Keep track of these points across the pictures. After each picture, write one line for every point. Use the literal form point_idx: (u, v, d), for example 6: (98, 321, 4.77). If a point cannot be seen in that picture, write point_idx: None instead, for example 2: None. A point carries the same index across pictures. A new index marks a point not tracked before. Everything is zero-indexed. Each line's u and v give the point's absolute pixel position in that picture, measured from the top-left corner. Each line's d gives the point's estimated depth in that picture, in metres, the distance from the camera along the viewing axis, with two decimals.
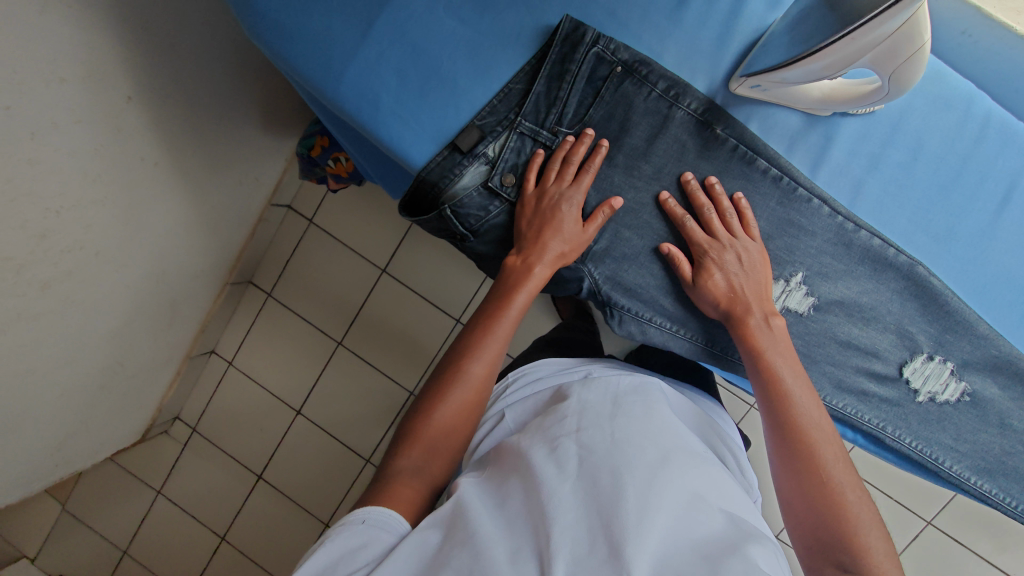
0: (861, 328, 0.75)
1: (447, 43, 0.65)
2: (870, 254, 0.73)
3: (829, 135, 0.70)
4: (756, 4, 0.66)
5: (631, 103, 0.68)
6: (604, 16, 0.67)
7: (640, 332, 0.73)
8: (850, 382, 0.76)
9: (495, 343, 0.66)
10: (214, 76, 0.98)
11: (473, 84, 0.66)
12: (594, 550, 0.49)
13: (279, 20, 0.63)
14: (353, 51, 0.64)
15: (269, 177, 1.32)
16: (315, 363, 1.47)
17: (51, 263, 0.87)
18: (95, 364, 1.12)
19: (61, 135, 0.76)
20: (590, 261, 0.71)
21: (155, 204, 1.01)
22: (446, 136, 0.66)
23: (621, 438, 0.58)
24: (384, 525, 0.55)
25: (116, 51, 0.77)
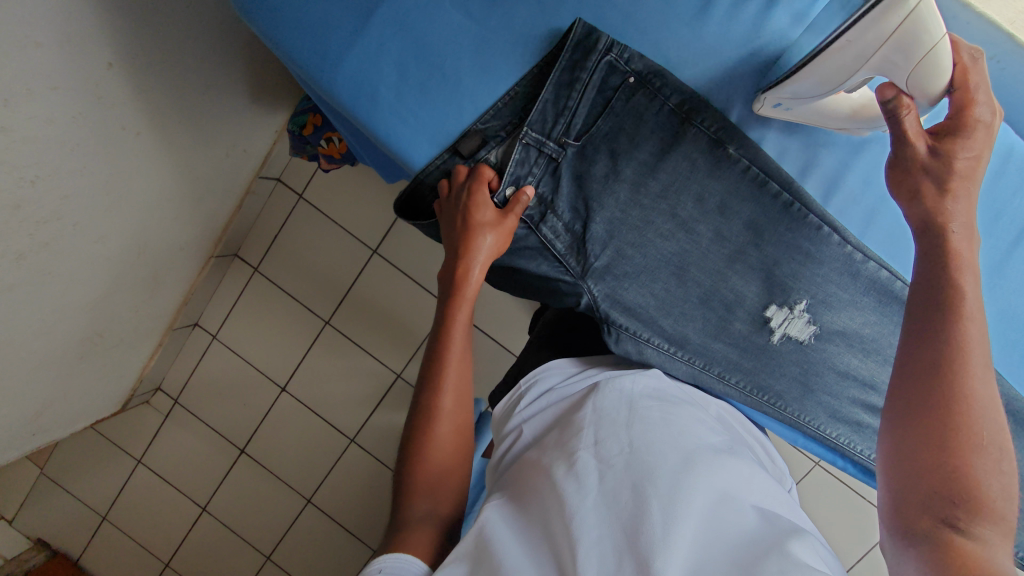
0: (862, 360, 0.74)
1: (455, 40, 0.64)
2: (875, 286, 0.71)
3: (845, 161, 0.69)
4: (780, 18, 0.65)
5: (641, 116, 0.67)
6: (620, 20, 0.65)
7: (636, 351, 0.70)
8: (846, 412, 0.75)
9: (451, 368, 0.67)
10: (202, 42, 0.93)
11: (479, 85, 0.65)
12: (622, 572, 0.45)
13: (283, 8, 0.62)
14: (356, 45, 0.63)
15: (259, 148, 1.28)
16: (302, 341, 1.45)
17: (27, 234, 0.83)
18: (72, 336, 1.08)
19: (34, 101, 0.71)
20: (590, 278, 0.69)
21: (137, 174, 0.97)
22: (446, 138, 0.67)
23: (640, 445, 0.55)
24: (399, 570, 0.53)
25: (96, 14, 0.72)
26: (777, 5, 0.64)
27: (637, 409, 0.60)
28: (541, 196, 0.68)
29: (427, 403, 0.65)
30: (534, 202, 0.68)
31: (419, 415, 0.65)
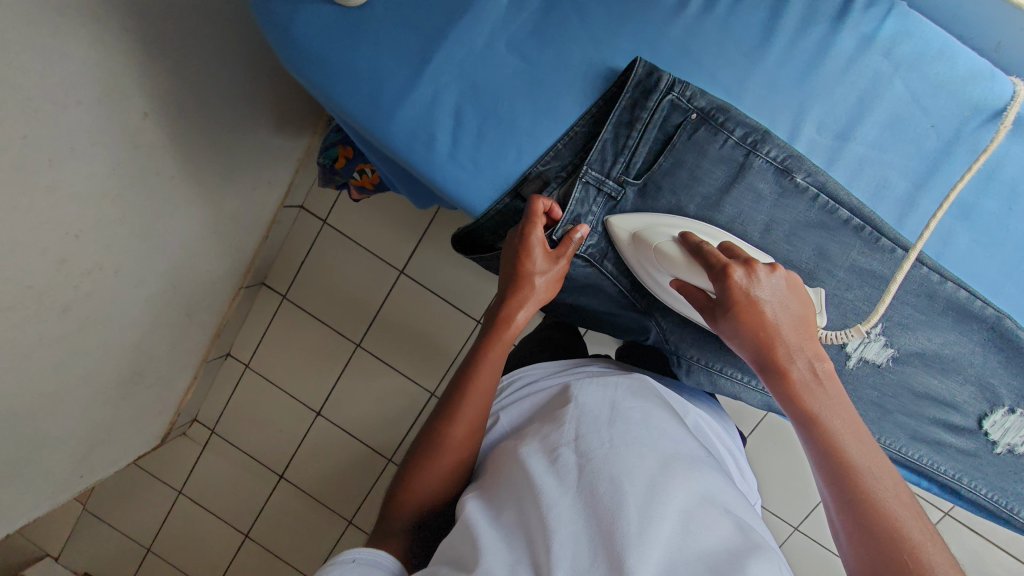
0: (940, 380, 0.67)
1: (506, 81, 0.57)
2: (953, 306, 0.65)
3: (921, 183, 0.61)
4: (847, 42, 0.58)
5: (703, 152, 0.60)
6: (678, 52, 0.58)
7: (709, 381, 0.69)
8: (925, 433, 0.68)
9: (473, 402, 0.64)
10: (230, 83, 0.93)
11: (536, 125, 0.58)
12: (595, 567, 0.47)
13: (324, 56, 0.54)
14: (405, 92, 0.56)
15: (282, 178, 1.28)
16: (335, 365, 1.45)
17: (72, 286, 0.84)
18: (114, 379, 1.09)
19: (76, 160, 0.71)
20: (657, 312, 0.67)
21: (172, 218, 0.97)
22: (506, 182, 0.59)
23: (620, 443, 0.56)
24: (372, 564, 0.57)
25: (131, 67, 0.73)
26: (845, 27, 0.58)
27: (619, 409, 0.61)
28: (603, 234, 0.63)
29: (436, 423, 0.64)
30: (596, 239, 0.63)
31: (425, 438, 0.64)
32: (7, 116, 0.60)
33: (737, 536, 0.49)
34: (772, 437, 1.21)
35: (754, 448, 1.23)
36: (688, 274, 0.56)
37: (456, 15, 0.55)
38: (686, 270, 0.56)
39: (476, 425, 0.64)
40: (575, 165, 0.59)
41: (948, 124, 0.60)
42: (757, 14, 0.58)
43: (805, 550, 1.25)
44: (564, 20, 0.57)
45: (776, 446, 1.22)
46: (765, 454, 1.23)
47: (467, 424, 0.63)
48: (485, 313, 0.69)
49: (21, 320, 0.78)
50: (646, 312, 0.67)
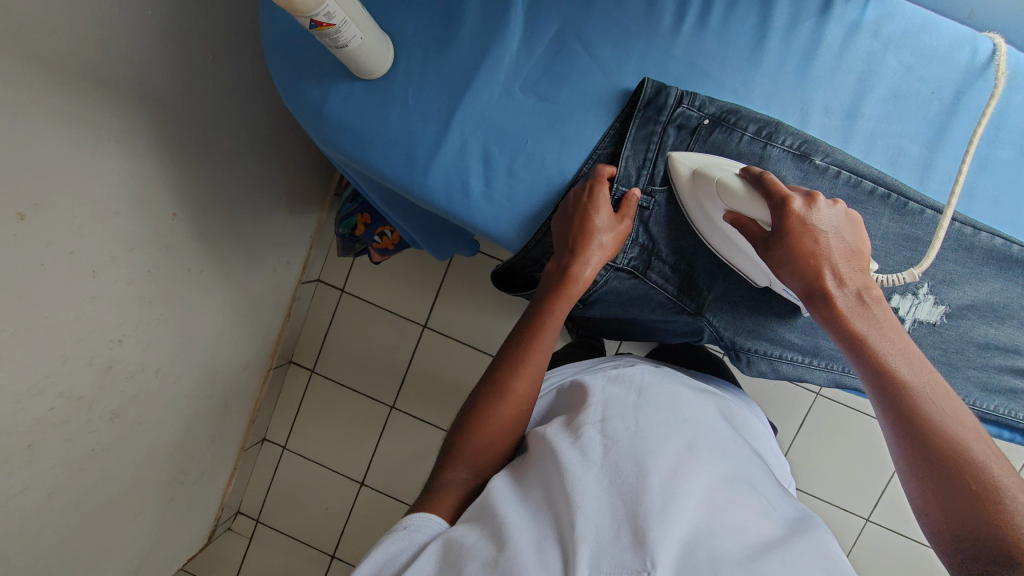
0: (998, 327, 0.67)
1: (528, 119, 0.60)
2: (994, 254, 0.65)
3: (932, 145, 0.64)
4: (836, 31, 0.62)
5: (723, 153, 0.62)
6: (683, 68, 0.61)
7: (771, 369, 0.69)
8: (995, 382, 0.68)
9: (537, 359, 0.63)
10: (247, 175, 0.97)
11: (561, 155, 0.61)
12: (619, 538, 0.46)
13: (360, 128, 0.58)
14: (435, 143, 0.59)
15: (299, 256, 1.31)
16: (372, 431, 1.44)
17: (119, 391, 0.85)
18: (160, 481, 1.08)
19: (116, 267, 0.74)
20: (708, 311, 0.67)
21: (203, 310, 0.99)
22: (541, 212, 0.62)
23: (645, 429, 0.56)
24: (423, 528, 0.52)
25: (162, 174, 0.77)
26: (831, 19, 0.62)
27: (644, 396, 0.62)
28: (642, 245, 0.65)
29: (486, 394, 0.62)
30: (636, 251, 0.65)
31: (489, 391, 0.62)
32: (56, 234, 0.63)
33: (771, 524, 0.49)
34: (822, 428, 1.20)
35: (809, 441, 1.21)
36: (745, 208, 0.55)
37: (474, 69, 0.59)
38: (747, 203, 0.55)
39: (537, 383, 0.64)
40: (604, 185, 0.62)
41: (946, 89, 0.63)
42: (748, 20, 0.61)
43: (883, 541, 1.21)
44: (573, 56, 0.60)
45: (827, 436, 1.20)
46: (819, 447, 1.21)
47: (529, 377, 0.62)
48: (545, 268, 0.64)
49: (72, 431, 0.79)
50: (696, 313, 0.67)
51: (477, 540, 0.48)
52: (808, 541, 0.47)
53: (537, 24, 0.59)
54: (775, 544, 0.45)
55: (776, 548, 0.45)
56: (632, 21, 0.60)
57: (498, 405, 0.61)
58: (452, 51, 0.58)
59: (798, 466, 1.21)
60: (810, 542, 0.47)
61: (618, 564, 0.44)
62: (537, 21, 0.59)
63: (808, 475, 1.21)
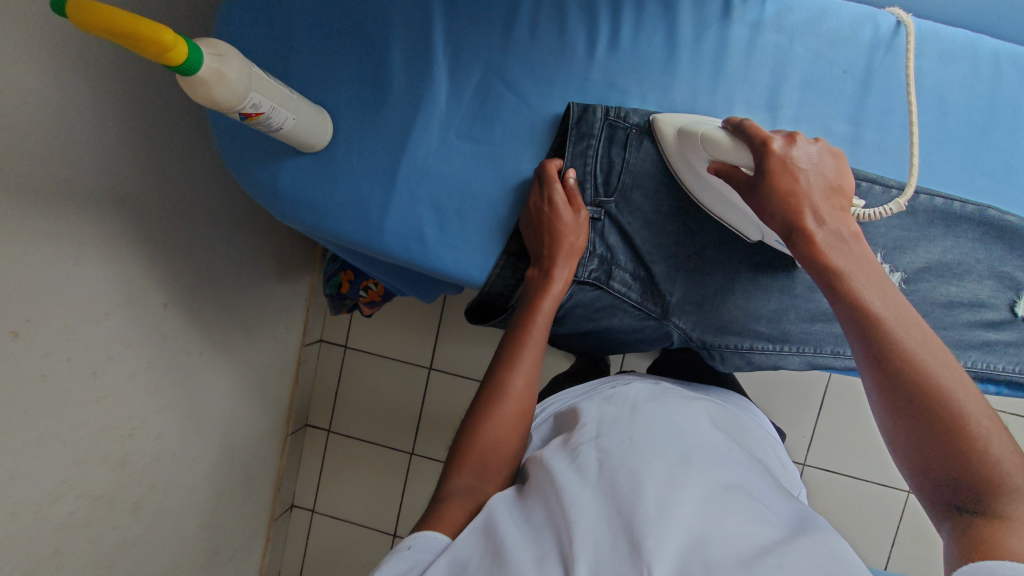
0: (958, 285, 0.67)
1: (467, 163, 0.63)
2: (936, 214, 0.66)
3: (857, 119, 0.65)
4: (740, 30, 0.64)
5: (657, 159, 0.64)
6: (604, 90, 0.64)
7: (745, 361, 0.69)
8: (970, 338, 0.67)
9: (531, 353, 0.63)
10: (234, 253, 1.01)
11: (505, 190, 0.63)
12: (616, 549, 0.46)
13: (313, 200, 0.61)
14: (385, 200, 0.61)
15: (298, 320, 1.34)
16: (396, 480, 1.44)
17: (138, 484, 0.87)
18: (193, 565, 1.09)
19: (115, 366, 0.77)
20: (673, 314, 0.68)
21: (209, 391, 1.02)
22: (496, 245, 0.64)
23: (640, 441, 0.57)
24: (429, 547, 0.52)
25: (147, 269, 0.80)
26: (733, 20, 0.64)
27: (638, 410, 0.63)
28: (601, 256, 0.67)
29: (485, 397, 0.62)
30: (596, 263, 0.67)
31: (488, 398, 0.62)
32: (51, 345, 0.67)
33: (771, 528, 0.48)
34: (841, 406, 1.18)
35: (830, 420, 1.19)
36: (732, 156, 0.56)
37: (408, 127, 0.61)
38: (731, 151, 0.56)
39: (534, 378, 0.64)
40: None
41: (857, 65, 0.65)
42: (657, 35, 0.63)
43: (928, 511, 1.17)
44: (499, 98, 0.63)
45: (848, 413, 1.18)
46: (842, 424, 1.18)
47: (526, 376, 0.63)
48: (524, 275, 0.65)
49: (97, 531, 0.81)
50: (662, 317, 0.68)
51: (478, 565, 0.48)
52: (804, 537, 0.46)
53: (460, 73, 0.62)
54: (772, 545, 0.45)
55: (773, 549, 0.44)
56: (548, 54, 0.63)
57: (499, 406, 0.61)
58: (385, 113, 0.61)
59: (825, 447, 1.19)
60: (810, 540, 0.46)
61: None
62: (460, 71, 0.62)
63: (836, 455, 1.19)
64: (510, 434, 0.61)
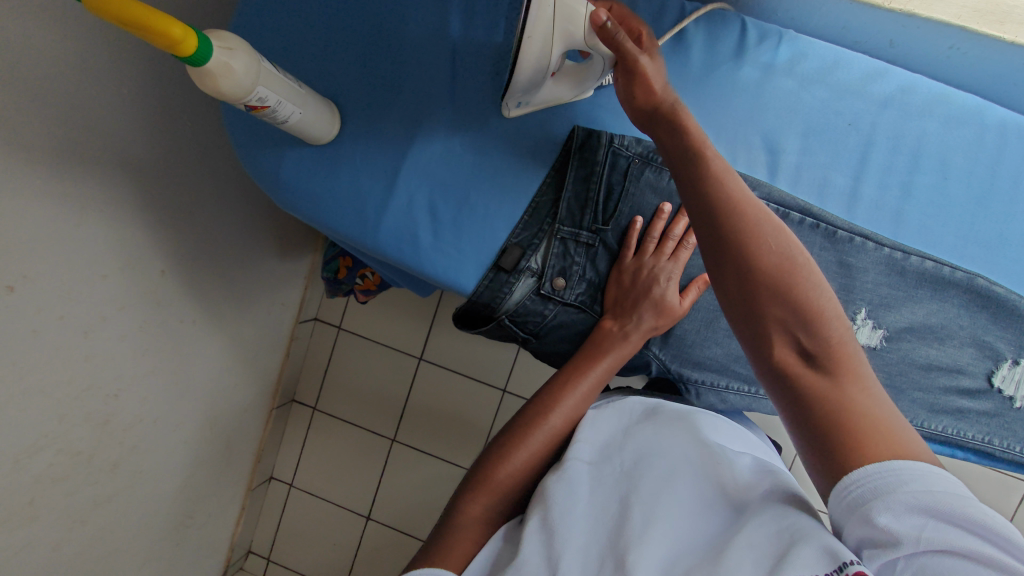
0: (939, 348, 0.70)
1: (468, 174, 0.63)
2: (926, 277, 0.68)
3: (857, 173, 0.67)
4: (751, 71, 0.67)
5: (655, 191, 0.65)
6: (610, 115, 0.65)
7: (721, 401, 0.70)
8: (943, 403, 0.70)
9: (575, 398, 0.64)
10: (236, 227, 1.01)
11: (503, 204, 0.64)
12: (602, 571, 0.47)
13: (314, 192, 0.62)
14: (383, 201, 0.62)
15: (295, 297, 1.35)
16: (375, 465, 1.45)
17: (118, 443, 0.89)
18: (165, 526, 1.11)
19: (108, 327, 0.78)
20: (654, 343, 0.70)
21: (198, 360, 1.03)
22: (488, 258, 0.64)
23: (630, 459, 0.56)
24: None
25: (149, 236, 0.81)
26: (746, 62, 0.67)
27: (633, 424, 0.63)
28: (589, 280, 0.67)
29: (521, 424, 0.63)
30: (583, 287, 0.67)
31: (523, 425, 0.63)
32: (45, 302, 0.68)
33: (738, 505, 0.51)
34: None
35: None
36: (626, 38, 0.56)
37: (414, 130, 0.62)
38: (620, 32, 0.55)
39: (572, 421, 0.64)
40: (548, 226, 0.64)
41: (864, 121, 0.68)
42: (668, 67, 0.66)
43: None
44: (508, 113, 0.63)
45: None
46: None
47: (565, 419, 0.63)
48: (599, 324, 0.67)
49: (73, 486, 0.83)
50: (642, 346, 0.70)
51: None
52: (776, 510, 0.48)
53: (470, 85, 0.63)
54: (741, 526, 0.47)
55: (743, 530, 0.46)
56: None
57: (529, 436, 0.62)
58: (393, 115, 0.62)
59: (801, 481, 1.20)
60: (776, 511, 0.48)
61: None
62: (472, 80, 0.62)
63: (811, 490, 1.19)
64: (530, 467, 0.61)
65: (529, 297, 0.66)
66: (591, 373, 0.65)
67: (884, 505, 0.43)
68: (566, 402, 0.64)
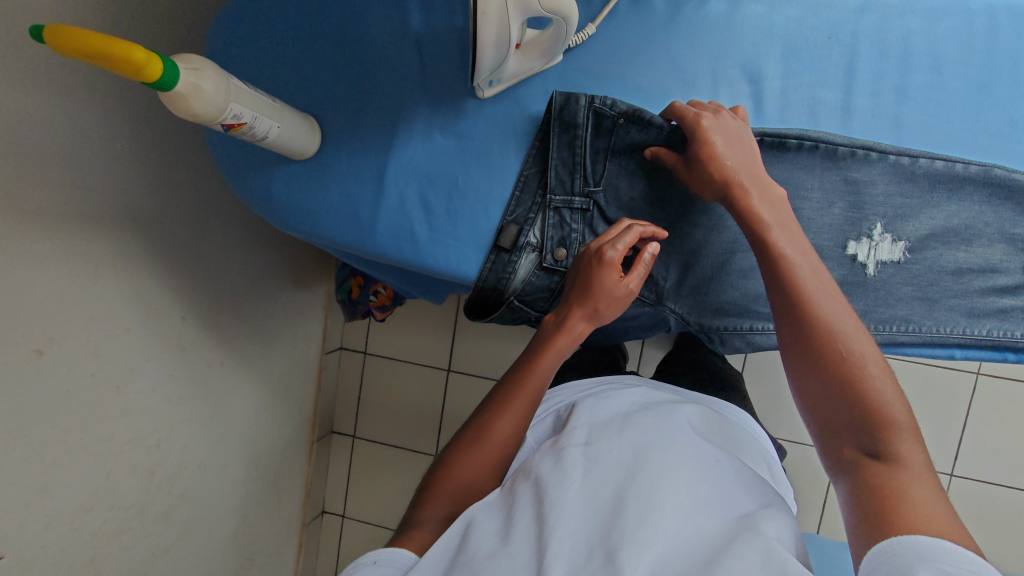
0: (966, 251, 0.66)
1: (453, 160, 0.63)
2: (939, 179, 0.65)
3: (846, 86, 0.66)
4: (717, 4, 0.66)
5: (642, 145, 0.65)
6: (583, 78, 0.65)
7: (747, 344, 0.68)
8: (983, 306, 0.66)
9: (522, 403, 0.62)
10: (248, 266, 1.03)
11: (493, 184, 0.64)
12: (590, 562, 0.47)
13: (306, 205, 0.62)
14: (375, 202, 0.62)
15: (317, 329, 1.37)
16: (422, 482, 1.45)
17: (167, 492, 0.91)
18: (227, 571, 1.13)
19: (137, 380, 0.80)
20: (669, 300, 0.69)
21: (231, 402, 1.04)
22: (487, 241, 0.64)
23: (627, 451, 0.57)
24: (395, 565, 0.53)
25: (164, 285, 0.83)
26: None
27: (630, 420, 0.63)
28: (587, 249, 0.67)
29: (471, 425, 0.62)
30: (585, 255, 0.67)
31: (473, 426, 0.62)
32: (74, 362, 0.70)
33: (722, 521, 0.51)
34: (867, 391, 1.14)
35: None
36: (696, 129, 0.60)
37: (394, 130, 0.63)
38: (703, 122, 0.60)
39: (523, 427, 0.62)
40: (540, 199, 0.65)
41: (843, 32, 0.66)
42: (632, 17, 0.65)
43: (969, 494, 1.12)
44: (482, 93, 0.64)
45: None
46: None
47: (512, 424, 0.61)
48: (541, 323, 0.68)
49: (130, 539, 0.85)
50: (657, 302, 0.69)
51: None
52: (756, 529, 0.48)
53: (440, 76, 0.63)
54: (727, 551, 0.46)
55: (725, 559, 0.45)
56: None
57: (479, 439, 0.60)
58: (370, 120, 0.63)
59: None
60: (757, 539, 0.47)
61: None
62: (440, 70, 0.63)
63: None
64: (482, 471, 0.60)
65: (533, 273, 0.66)
66: (534, 373, 0.64)
67: (932, 568, 0.41)
68: (513, 404, 0.62)
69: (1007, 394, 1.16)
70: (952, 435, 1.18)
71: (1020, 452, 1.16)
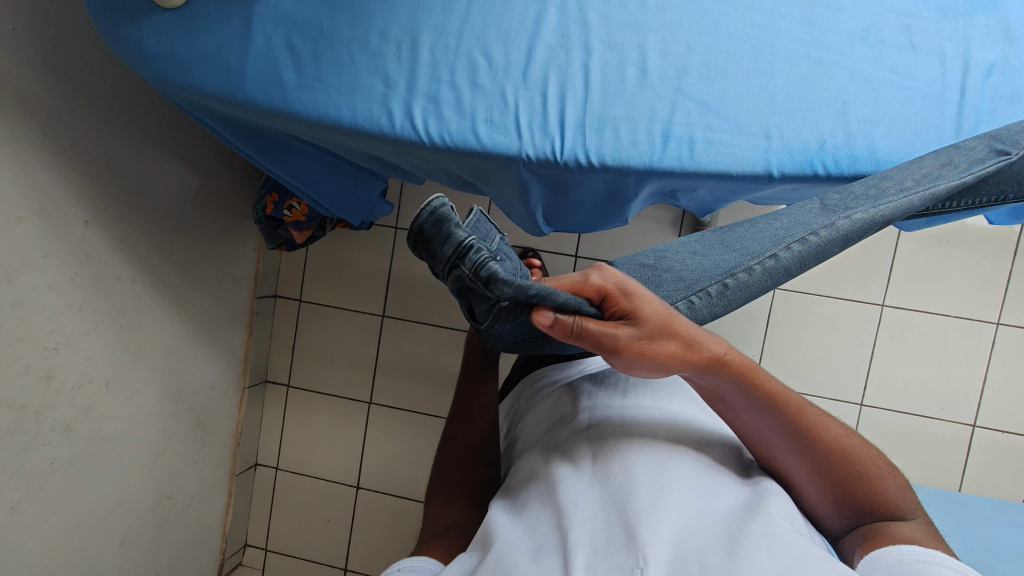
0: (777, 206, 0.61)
1: (319, 10, 0.69)
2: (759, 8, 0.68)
3: None
4: None
5: None
6: None
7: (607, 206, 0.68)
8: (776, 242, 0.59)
9: None
10: (164, 187, 1.03)
11: (355, 29, 0.68)
12: (612, 539, 0.46)
13: (181, 55, 0.68)
14: (243, 48, 0.68)
15: (247, 272, 1.36)
16: (356, 431, 1.44)
17: (67, 403, 0.89)
18: (141, 505, 1.10)
19: (32, 274, 0.80)
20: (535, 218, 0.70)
21: (145, 323, 1.03)
22: (344, 83, 0.66)
23: (632, 433, 0.57)
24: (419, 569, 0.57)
25: (63, 184, 0.82)
26: None
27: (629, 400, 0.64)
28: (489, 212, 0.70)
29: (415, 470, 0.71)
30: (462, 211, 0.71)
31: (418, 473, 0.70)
32: None
33: (730, 503, 0.51)
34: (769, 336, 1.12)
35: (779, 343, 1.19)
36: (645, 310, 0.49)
37: None
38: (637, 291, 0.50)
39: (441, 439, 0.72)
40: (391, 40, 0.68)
41: None
42: None
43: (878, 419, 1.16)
44: None
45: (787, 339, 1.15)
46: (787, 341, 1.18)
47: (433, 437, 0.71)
48: None
49: (24, 443, 0.83)
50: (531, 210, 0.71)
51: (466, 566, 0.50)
52: (767, 507, 0.49)
53: None
54: (738, 530, 0.46)
55: (744, 537, 0.45)
56: None
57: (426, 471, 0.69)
58: None
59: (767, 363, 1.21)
60: (763, 516, 0.47)
61: (613, 565, 0.44)
62: None
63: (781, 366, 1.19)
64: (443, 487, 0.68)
65: None
66: None
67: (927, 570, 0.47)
68: None
69: (910, 323, 1.21)
70: (863, 364, 1.23)
71: (924, 380, 1.22)
